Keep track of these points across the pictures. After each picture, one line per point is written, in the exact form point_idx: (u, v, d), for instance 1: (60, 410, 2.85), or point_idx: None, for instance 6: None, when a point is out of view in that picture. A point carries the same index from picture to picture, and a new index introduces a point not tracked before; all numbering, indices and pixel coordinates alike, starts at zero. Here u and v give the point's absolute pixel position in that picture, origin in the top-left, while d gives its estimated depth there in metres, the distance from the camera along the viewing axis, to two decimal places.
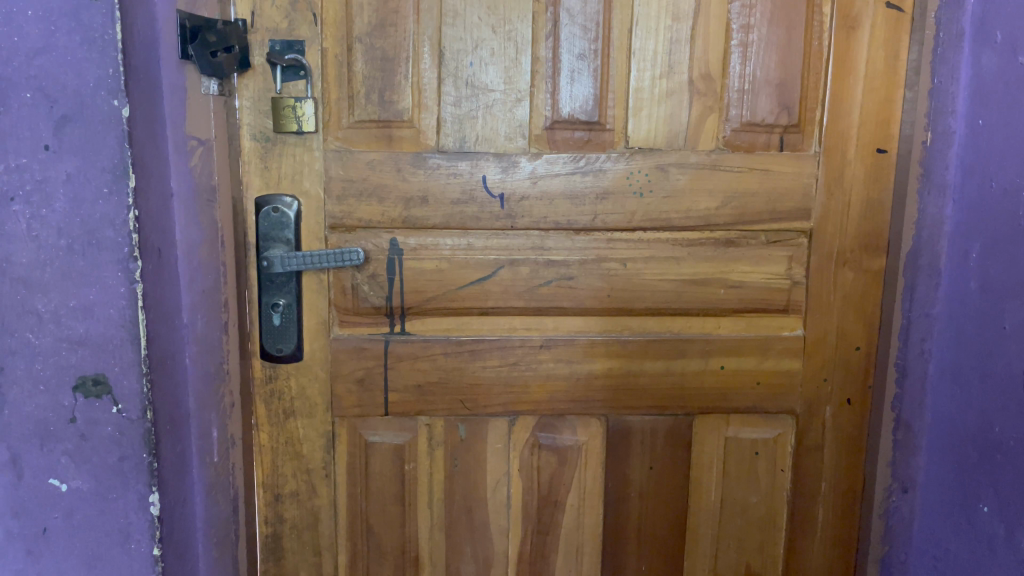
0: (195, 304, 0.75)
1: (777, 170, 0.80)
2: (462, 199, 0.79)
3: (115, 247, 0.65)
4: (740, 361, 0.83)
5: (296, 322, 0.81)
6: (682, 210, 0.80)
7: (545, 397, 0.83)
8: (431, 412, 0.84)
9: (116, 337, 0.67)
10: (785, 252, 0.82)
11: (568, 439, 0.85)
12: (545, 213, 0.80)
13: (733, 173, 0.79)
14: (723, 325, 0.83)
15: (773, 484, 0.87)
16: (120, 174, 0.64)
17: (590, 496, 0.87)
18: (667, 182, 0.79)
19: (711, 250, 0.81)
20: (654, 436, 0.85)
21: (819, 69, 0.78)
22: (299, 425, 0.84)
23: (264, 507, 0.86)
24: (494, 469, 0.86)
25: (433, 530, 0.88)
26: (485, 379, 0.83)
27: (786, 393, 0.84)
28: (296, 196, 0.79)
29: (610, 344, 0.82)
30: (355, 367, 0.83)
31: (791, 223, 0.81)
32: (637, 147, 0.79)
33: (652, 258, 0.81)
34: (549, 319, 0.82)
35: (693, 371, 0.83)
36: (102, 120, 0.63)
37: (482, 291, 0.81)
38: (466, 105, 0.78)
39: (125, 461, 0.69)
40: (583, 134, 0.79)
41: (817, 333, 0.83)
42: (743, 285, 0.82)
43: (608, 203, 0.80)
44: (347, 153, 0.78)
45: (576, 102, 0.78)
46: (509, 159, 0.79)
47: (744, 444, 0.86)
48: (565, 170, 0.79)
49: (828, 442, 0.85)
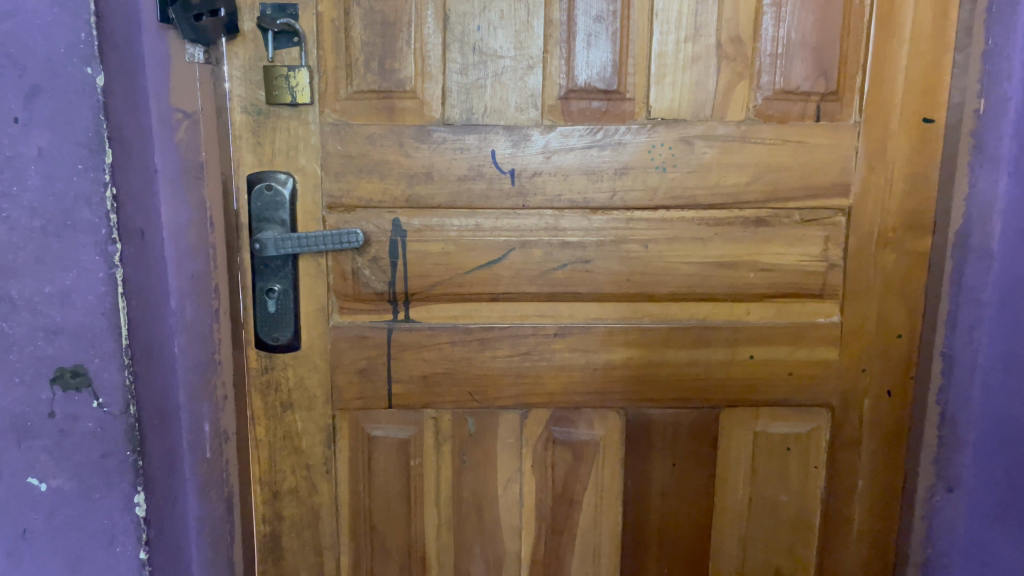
0: (184, 289, 0.71)
1: (813, 142, 0.73)
2: (470, 175, 0.73)
3: (92, 228, 0.61)
4: (772, 350, 0.76)
5: (292, 309, 0.76)
6: (708, 186, 0.73)
7: (559, 389, 0.78)
8: (437, 405, 0.78)
9: (95, 326, 0.63)
10: (822, 232, 0.75)
11: (583, 434, 0.79)
12: (559, 190, 0.73)
13: (764, 145, 0.73)
14: (753, 311, 0.76)
15: (806, 482, 0.80)
16: (96, 149, 0.60)
17: (607, 496, 0.81)
18: (692, 155, 0.73)
19: (740, 230, 0.74)
20: (677, 431, 0.79)
21: (861, 30, 0.71)
22: (297, 418, 0.79)
23: (262, 506, 0.81)
24: (504, 466, 0.80)
25: (441, 530, 0.82)
26: (495, 369, 0.77)
27: (822, 385, 0.77)
28: (291, 173, 0.74)
29: (630, 332, 0.76)
30: (356, 356, 0.77)
31: (827, 200, 0.74)
32: (660, 118, 0.73)
33: (675, 239, 0.74)
34: (564, 305, 0.76)
35: (719, 362, 0.77)
36: (76, 89, 0.59)
37: (491, 275, 0.75)
38: (473, 73, 0.72)
39: (108, 458, 0.66)
40: (600, 104, 0.73)
41: (855, 320, 0.76)
42: (775, 269, 0.75)
43: (627, 178, 0.73)
44: (345, 126, 0.73)
45: (593, 68, 0.72)
46: (520, 132, 0.73)
47: (775, 439, 0.79)
48: (580, 144, 0.73)
49: (867, 437, 0.78)
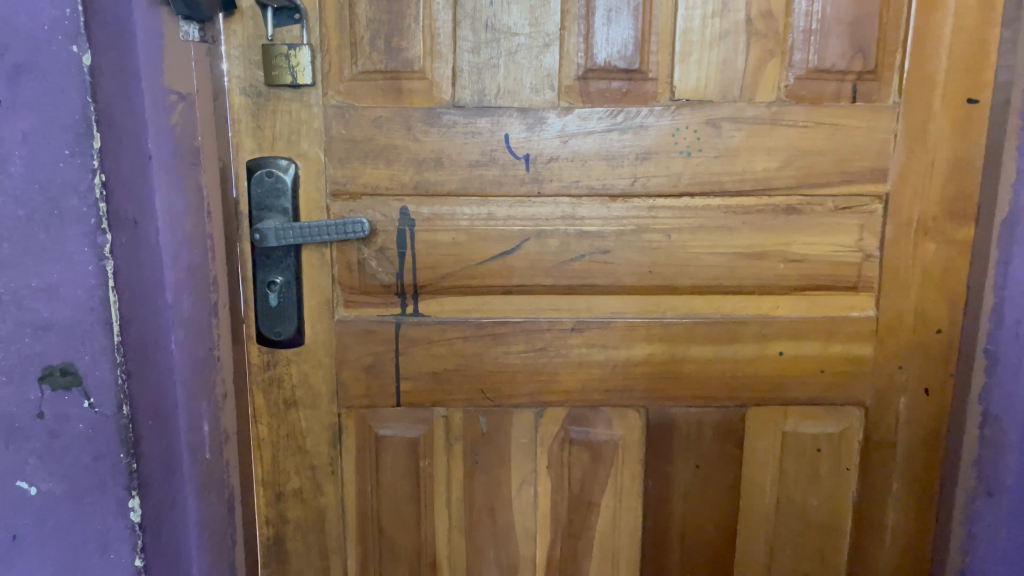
0: (181, 282, 0.67)
1: (849, 125, 0.68)
2: (483, 161, 0.69)
3: (80, 218, 0.58)
4: (803, 346, 0.72)
5: (295, 302, 0.72)
6: (736, 172, 0.69)
7: (576, 387, 0.74)
8: (448, 403, 0.75)
9: (85, 321, 0.59)
10: (857, 220, 0.70)
11: (601, 434, 0.75)
12: (577, 176, 0.69)
13: (796, 128, 0.68)
14: (783, 305, 0.72)
15: (837, 485, 0.76)
16: (83, 133, 0.56)
17: (627, 499, 0.77)
18: (719, 139, 0.68)
19: (769, 219, 0.70)
20: (701, 431, 0.75)
21: (902, 4, 0.66)
22: (300, 417, 0.75)
23: (265, 509, 0.77)
24: (519, 467, 0.76)
25: (452, 534, 0.78)
26: (508, 365, 0.73)
27: (855, 383, 0.73)
28: (292, 158, 0.70)
29: (652, 327, 0.72)
30: (362, 352, 0.73)
31: (863, 186, 0.69)
32: (685, 99, 0.68)
33: (700, 228, 0.70)
34: (581, 299, 0.72)
35: (746, 358, 0.72)
36: (61, 69, 0.55)
37: (505, 266, 0.71)
38: (486, 52, 0.68)
39: (101, 460, 0.62)
40: (621, 84, 0.68)
41: (891, 314, 0.71)
42: (806, 260, 0.70)
43: (649, 164, 0.69)
44: (350, 108, 0.68)
45: (613, 46, 0.67)
46: (536, 114, 0.68)
47: (804, 440, 0.75)
48: (600, 127, 0.68)
49: (902, 438, 0.74)
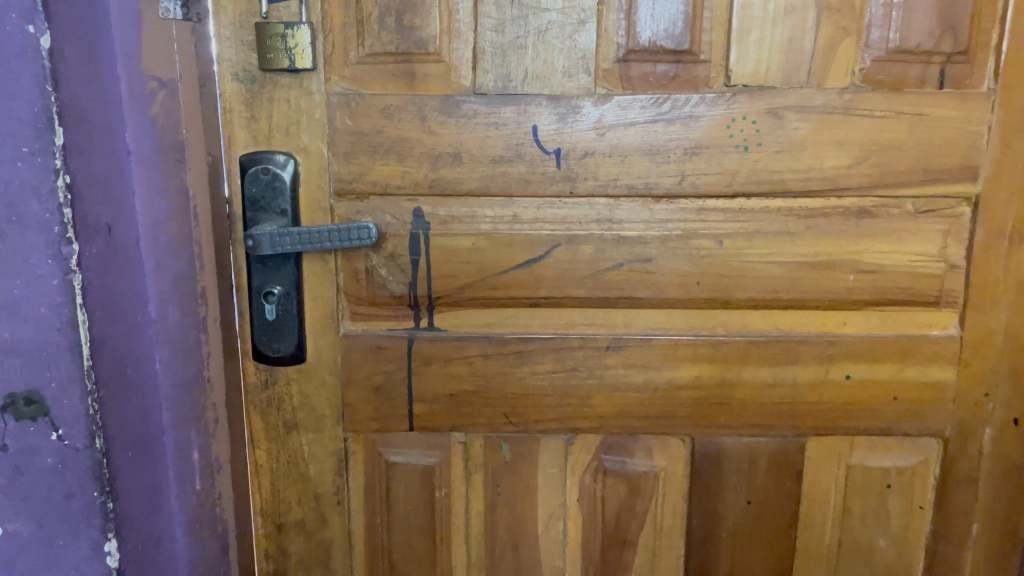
0: (165, 294, 0.58)
1: (935, 114, 0.58)
2: (507, 156, 0.60)
3: (42, 225, 0.49)
4: (873, 369, 0.63)
5: (295, 315, 0.64)
6: (801, 169, 0.59)
7: (611, 412, 0.65)
8: (467, 428, 0.66)
9: (51, 344, 0.51)
10: (941, 225, 0.60)
11: (639, 465, 0.67)
12: (615, 173, 0.60)
13: (872, 118, 0.58)
14: (851, 321, 0.63)
15: (908, 524, 0.67)
16: (43, 128, 0.48)
17: (668, 537, 0.68)
18: (781, 131, 0.59)
19: (838, 223, 0.60)
20: (753, 463, 0.66)
21: None
22: (303, 441, 0.68)
23: (265, 540, 0.70)
24: (546, 500, 0.68)
25: (471, 570, 0.70)
26: (536, 387, 0.65)
27: (933, 411, 0.64)
28: (291, 153, 0.62)
29: (699, 345, 0.63)
30: (371, 371, 0.65)
31: (949, 187, 0.60)
32: (742, 84, 0.58)
33: (757, 235, 0.61)
34: (619, 313, 0.64)
35: (807, 382, 0.63)
36: (16, 53, 0.47)
37: (532, 276, 0.63)
38: (512, 30, 0.59)
39: (73, 499, 0.54)
40: (667, 67, 0.59)
41: (977, 333, 0.62)
42: (880, 271, 0.61)
43: (699, 159, 0.60)
44: (356, 95, 0.60)
45: (659, 23, 0.58)
46: (568, 102, 0.59)
47: (872, 474, 0.66)
48: (642, 117, 0.59)
49: (986, 474, 0.65)
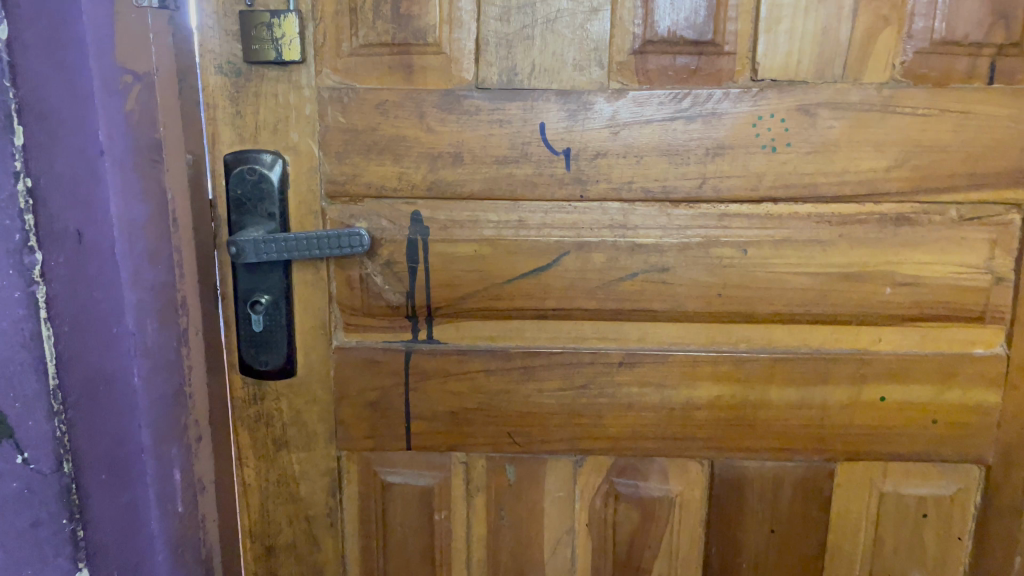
0: (143, 304, 0.54)
1: (985, 112, 0.53)
2: (512, 156, 0.56)
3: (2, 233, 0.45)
4: (909, 390, 0.58)
5: (285, 326, 0.60)
6: (834, 172, 0.54)
7: (624, 432, 0.60)
8: (468, 448, 0.62)
9: (13, 361, 0.47)
10: (988, 234, 0.55)
11: (654, 489, 0.62)
12: (630, 176, 0.55)
13: (913, 117, 0.53)
14: (886, 338, 0.57)
15: (945, 557, 0.62)
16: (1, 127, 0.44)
17: (683, 566, 0.64)
18: (813, 130, 0.54)
19: (873, 232, 0.55)
20: (777, 490, 0.61)
21: None
22: (293, 460, 0.63)
23: (254, 563, 0.66)
24: (553, 525, 0.64)
25: None
26: (542, 405, 0.60)
27: (974, 435, 0.58)
28: (279, 152, 0.57)
29: (720, 362, 0.58)
30: (365, 386, 0.61)
31: (998, 192, 0.54)
32: (770, 79, 0.53)
33: (784, 244, 0.56)
34: (632, 327, 0.59)
35: (836, 403, 0.58)
36: None
37: (539, 287, 0.58)
38: (518, 19, 0.54)
39: (40, 527, 0.50)
40: (688, 60, 0.53)
41: None
42: (919, 284, 0.56)
43: (722, 161, 0.55)
44: (349, 90, 0.55)
45: (679, 11, 0.53)
46: (579, 98, 0.54)
47: (906, 502, 0.61)
48: (660, 114, 0.54)
49: None
